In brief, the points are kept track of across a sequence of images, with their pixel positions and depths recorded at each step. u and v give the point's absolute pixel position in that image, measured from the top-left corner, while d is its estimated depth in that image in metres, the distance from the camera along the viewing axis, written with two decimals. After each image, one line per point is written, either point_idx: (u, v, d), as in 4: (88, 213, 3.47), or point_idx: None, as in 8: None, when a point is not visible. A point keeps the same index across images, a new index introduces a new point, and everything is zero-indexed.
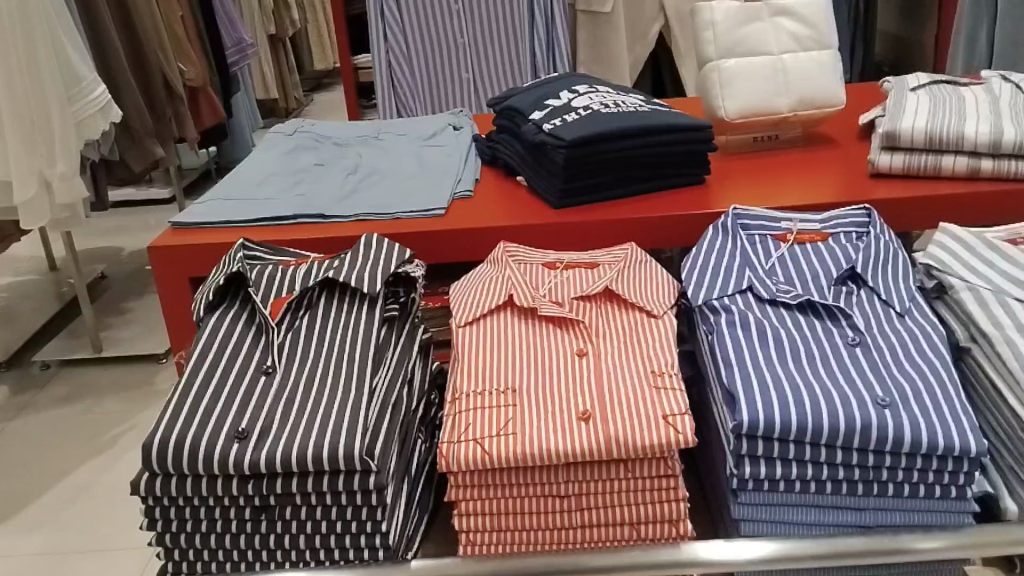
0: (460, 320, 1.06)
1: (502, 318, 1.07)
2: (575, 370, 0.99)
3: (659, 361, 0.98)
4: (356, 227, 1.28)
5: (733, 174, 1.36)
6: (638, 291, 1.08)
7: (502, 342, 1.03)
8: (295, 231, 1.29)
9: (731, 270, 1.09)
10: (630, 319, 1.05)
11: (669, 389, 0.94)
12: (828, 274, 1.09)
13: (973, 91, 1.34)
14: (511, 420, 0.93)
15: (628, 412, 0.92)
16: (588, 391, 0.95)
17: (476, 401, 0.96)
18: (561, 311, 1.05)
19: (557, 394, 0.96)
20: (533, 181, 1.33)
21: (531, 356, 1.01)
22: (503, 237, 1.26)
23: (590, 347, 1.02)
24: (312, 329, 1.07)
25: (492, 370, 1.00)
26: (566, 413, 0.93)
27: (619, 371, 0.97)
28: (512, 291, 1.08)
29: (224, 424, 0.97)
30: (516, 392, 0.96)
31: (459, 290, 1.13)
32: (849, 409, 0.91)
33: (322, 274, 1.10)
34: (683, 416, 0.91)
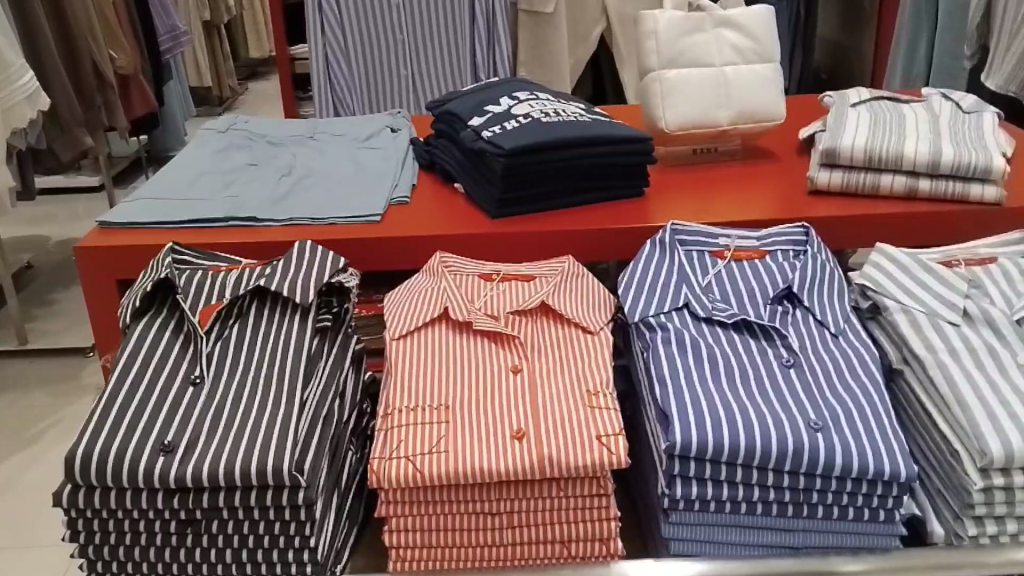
0: (393, 333, 1.04)
1: (436, 331, 1.06)
2: (509, 386, 0.97)
3: (593, 379, 0.97)
4: (289, 233, 1.26)
5: (671, 186, 1.36)
6: (573, 305, 1.07)
7: (436, 357, 1.02)
8: (226, 234, 1.27)
9: (667, 286, 1.09)
10: (565, 335, 1.04)
11: (603, 408, 0.93)
12: (762, 294, 1.10)
13: (913, 108, 1.35)
14: (443, 437, 0.92)
15: (561, 432, 0.91)
16: (522, 409, 0.94)
17: (408, 418, 0.94)
18: (495, 326, 1.04)
19: (490, 410, 0.95)
20: (471, 188, 1.32)
21: (465, 371, 1.00)
22: (440, 245, 1.24)
23: (524, 363, 1.01)
24: (243, 339, 1.05)
25: (426, 385, 0.98)
26: (500, 430, 0.92)
27: (554, 388, 0.96)
28: (448, 303, 1.07)
29: (149, 437, 0.94)
30: (449, 408, 0.95)
31: (394, 300, 1.11)
32: (782, 432, 0.90)
33: (253, 283, 1.08)
34: (616, 436, 0.90)
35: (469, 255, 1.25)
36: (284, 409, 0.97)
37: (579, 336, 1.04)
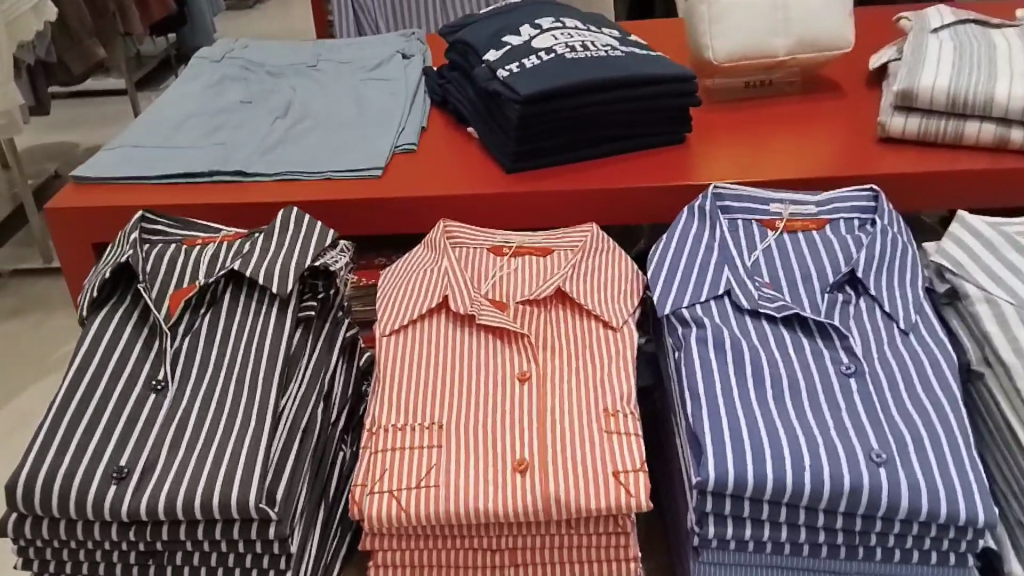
0: (383, 329, 0.89)
1: (435, 323, 0.90)
2: (514, 401, 0.83)
3: (612, 393, 0.82)
4: (278, 190, 1.10)
5: (717, 129, 1.20)
6: (593, 295, 0.92)
7: (432, 359, 0.87)
8: (207, 192, 1.10)
9: (706, 267, 0.95)
10: (582, 332, 0.89)
11: (622, 434, 0.79)
12: (822, 278, 0.95)
13: (1003, 35, 1.16)
14: (435, 465, 0.78)
15: (571, 464, 0.77)
16: (528, 432, 0.80)
17: (397, 440, 0.80)
18: (502, 320, 0.88)
19: (491, 433, 0.80)
20: (486, 135, 1.15)
21: (464, 379, 0.86)
22: (447, 206, 1.09)
23: (533, 368, 0.86)
24: (216, 330, 0.88)
25: (419, 397, 0.84)
26: (501, 460, 0.78)
27: (565, 405, 0.82)
28: (449, 291, 0.91)
29: (101, 456, 0.79)
30: (443, 428, 0.81)
31: (387, 284, 0.96)
32: (835, 465, 0.78)
33: (225, 266, 0.90)
34: (636, 473, 0.76)
35: (481, 217, 1.09)
36: (267, 423, 0.81)
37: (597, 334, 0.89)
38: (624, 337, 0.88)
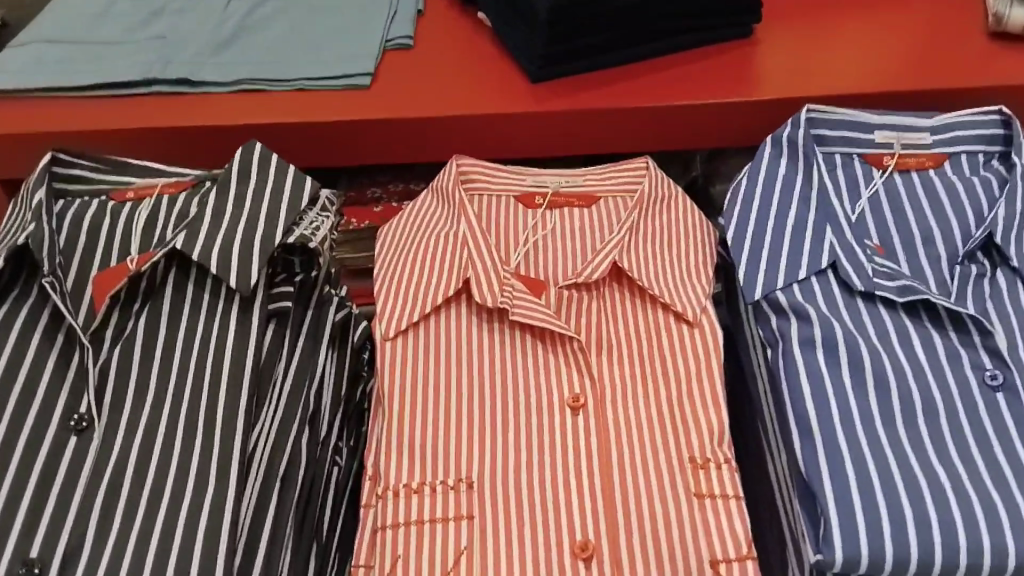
0: (383, 331, 0.67)
1: (452, 319, 0.69)
2: (567, 441, 0.63)
3: (699, 431, 0.62)
4: (235, 109, 0.85)
5: (793, 15, 0.95)
6: (659, 274, 0.70)
7: (453, 377, 0.66)
8: (143, 110, 0.86)
9: (802, 227, 0.72)
10: (649, 326, 0.68)
11: (716, 499, 0.59)
12: (950, 242, 0.72)
13: None
14: (467, 548, 0.58)
15: (652, 552, 0.58)
16: (592, 494, 0.60)
17: (414, 506, 0.59)
18: (545, 316, 0.66)
19: (541, 495, 0.60)
20: (502, 27, 0.90)
21: (498, 405, 0.65)
22: (457, 129, 0.85)
23: (588, 388, 0.65)
24: (157, 334, 0.69)
25: (440, 437, 0.63)
26: (555, 541, 0.58)
27: (636, 451, 0.61)
28: (470, 273, 0.68)
29: (5, 544, 0.59)
30: (476, 487, 0.60)
31: (383, 254, 0.73)
32: (998, 531, 0.57)
33: (165, 247, 0.68)
34: (740, 562, 0.56)
35: (500, 143, 0.87)
36: (231, 484, 0.62)
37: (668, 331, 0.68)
38: (703, 331, 0.66)
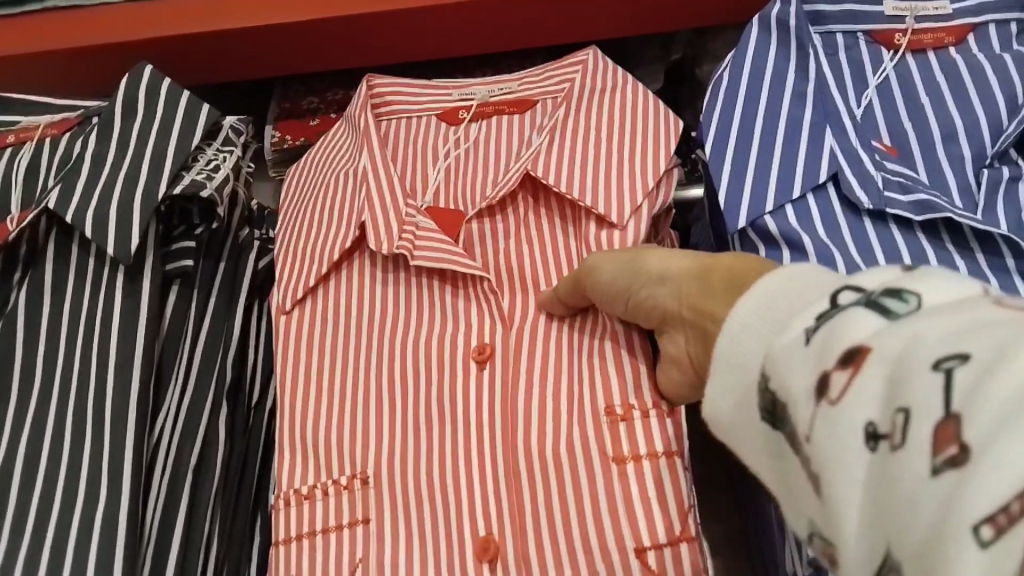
0: (280, 304, 0.58)
1: (356, 277, 0.59)
2: (474, 399, 0.52)
3: (617, 375, 0.51)
4: (129, 21, 0.72)
5: None
6: (575, 171, 0.58)
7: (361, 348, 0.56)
8: (26, 31, 0.72)
9: (796, 130, 0.60)
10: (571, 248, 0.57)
11: (640, 462, 0.48)
12: (976, 139, 0.61)
13: None
14: (362, 561, 0.50)
15: (568, 539, 0.47)
16: (501, 473, 0.50)
17: (309, 516, 0.52)
18: (450, 254, 0.55)
19: (453, 487, 0.51)
20: None
21: (395, 368, 0.55)
22: (390, 27, 0.72)
23: (499, 338, 0.54)
24: (41, 317, 0.59)
25: (338, 422, 0.54)
26: (461, 528, 0.50)
27: (558, 403, 0.51)
28: (366, 217, 0.58)
29: None
30: (374, 484, 0.52)
31: (288, 209, 0.64)
32: None
33: (38, 208, 0.59)
34: (671, 547, 0.46)
35: (447, 37, 0.73)
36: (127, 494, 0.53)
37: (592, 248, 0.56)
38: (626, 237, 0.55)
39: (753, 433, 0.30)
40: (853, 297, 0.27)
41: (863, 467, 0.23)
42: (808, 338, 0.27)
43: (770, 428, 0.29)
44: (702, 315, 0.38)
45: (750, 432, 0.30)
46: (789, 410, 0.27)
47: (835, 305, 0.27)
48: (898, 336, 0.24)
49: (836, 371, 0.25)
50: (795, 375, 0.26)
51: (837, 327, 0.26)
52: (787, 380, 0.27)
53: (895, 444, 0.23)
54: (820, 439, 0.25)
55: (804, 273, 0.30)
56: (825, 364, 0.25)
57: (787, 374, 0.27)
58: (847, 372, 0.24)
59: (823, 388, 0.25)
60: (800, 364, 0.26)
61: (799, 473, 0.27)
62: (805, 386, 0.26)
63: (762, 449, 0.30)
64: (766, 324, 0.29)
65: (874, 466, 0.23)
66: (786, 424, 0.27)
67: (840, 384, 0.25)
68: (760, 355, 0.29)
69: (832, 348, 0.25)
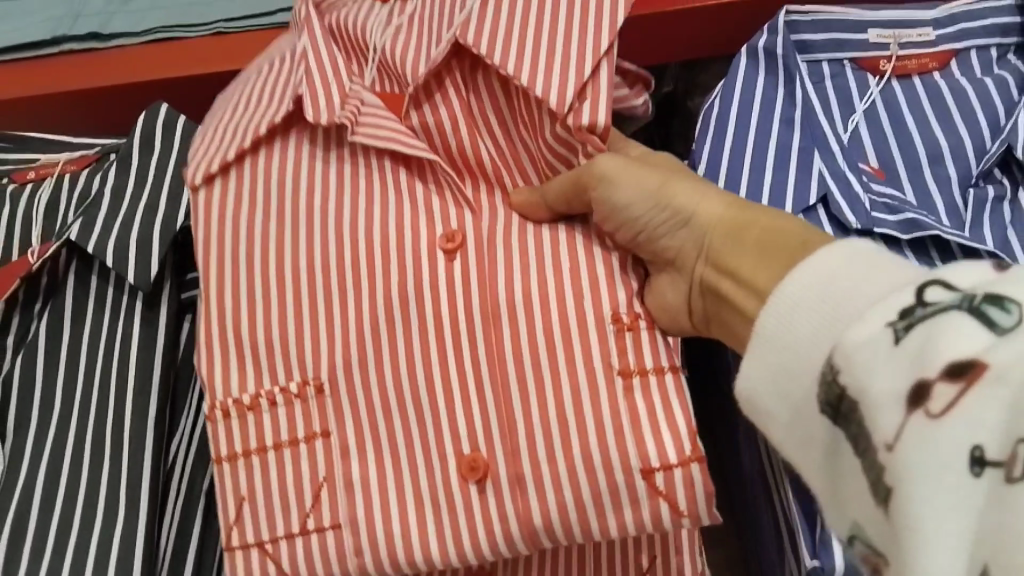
0: (190, 177, 0.53)
1: (274, 156, 0.53)
2: (435, 292, 0.47)
3: (603, 259, 0.47)
4: (138, 62, 0.74)
5: None
6: (515, 40, 0.49)
7: (283, 249, 0.50)
8: (40, 78, 0.74)
9: (785, 154, 0.62)
10: (531, 130, 0.50)
11: (647, 376, 0.45)
12: (960, 159, 0.63)
13: None
14: (327, 480, 0.47)
15: (562, 442, 0.44)
16: (479, 379, 0.46)
17: (254, 428, 0.49)
18: (394, 132, 0.50)
19: (426, 381, 0.47)
20: None
21: (332, 210, 0.50)
22: None
23: (468, 224, 0.49)
24: (61, 341, 0.60)
25: (274, 326, 0.49)
26: (439, 457, 0.46)
27: (530, 284, 0.46)
28: (302, 89, 0.52)
29: None
30: (332, 395, 0.48)
31: (221, 102, 0.58)
32: None
33: (59, 240, 0.61)
34: (682, 469, 0.43)
35: None
36: (143, 513, 0.55)
37: (563, 140, 0.49)
38: (580, 117, 0.47)
39: (805, 430, 0.32)
40: (945, 296, 0.28)
41: (965, 492, 0.26)
42: (898, 338, 0.28)
43: (832, 423, 0.30)
44: (719, 258, 0.45)
45: (797, 427, 0.32)
46: (868, 413, 0.28)
47: (924, 307, 0.28)
48: (1020, 358, 0.25)
49: (941, 383, 0.26)
50: (883, 375, 0.28)
51: (937, 334, 0.27)
52: (870, 380, 0.28)
53: (1013, 475, 0.25)
54: (912, 449, 0.27)
55: (855, 260, 0.33)
56: (926, 372, 0.27)
57: (870, 374, 0.28)
58: (957, 387, 0.26)
59: (923, 397, 0.27)
60: (888, 365, 0.28)
61: (860, 477, 0.29)
62: (897, 391, 0.27)
63: (813, 452, 0.32)
64: (818, 322, 0.31)
65: (982, 494, 0.26)
66: (857, 423, 0.29)
67: (946, 399, 0.26)
68: (828, 346, 0.31)
69: (933, 358, 0.27)
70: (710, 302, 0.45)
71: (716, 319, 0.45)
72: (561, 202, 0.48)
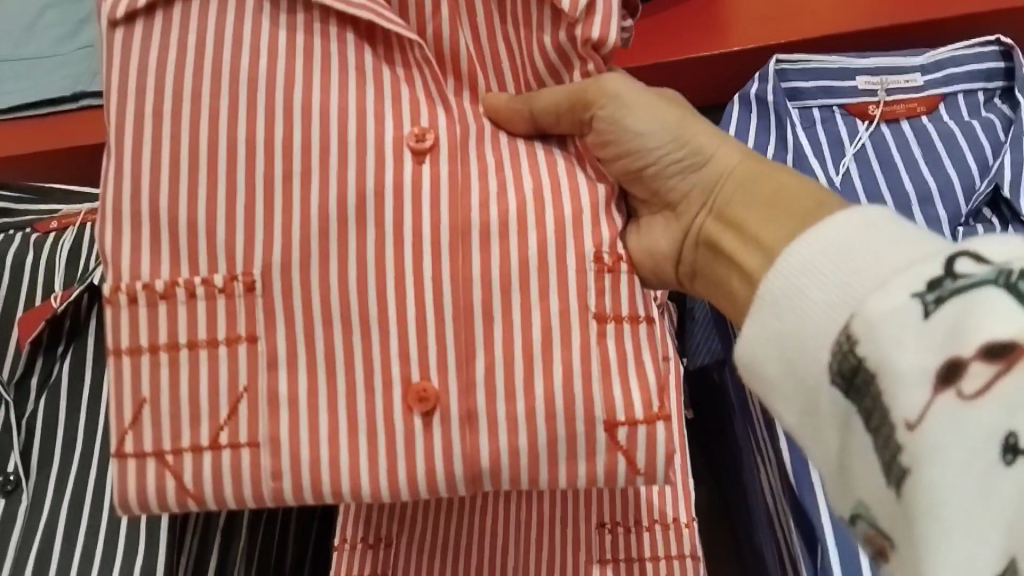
0: (109, 11, 0.39)
1: (195, 7, 0.40)
2: (397, 198, 0.39)
3: (589, 188, 0.40)
4: None
5: None
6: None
7: (203, 138, 0.39)
8: (53, 131, 0.74)
9: None
10: (522, 43, 0.42)
11: (622, 324, 0.39)
12: (949, 198, 0.66)
13: None
14: (248, 390, 0.39)
15: (527, 388, 0.38)
16: (442, 303, 0.39)
17: (147, 322, 0.39)
18: (371, 5, 0.40)
19: (378, 302, 0.39)
20: None
21: (255, 71, 0.39)
22: None
23: (441, 124, 0.41)
24: (84, 384, 0.62)
25: (199, 190, 0.39)
26: (382, 381, 0.39)
27: (507, 199, 0.39)
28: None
29: None
30: (265, 293, 0.39)
31: None
32: None
33: (82, 285, 0.62)
34: (648, 426, 0.38)
35: None
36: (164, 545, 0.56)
37: (562, 51, 0.42)
38: (589, 31, 0.40)
39: (812, 403, 0.30)
40: (977, 268, 0.26)
41: (996, 483, 0.24)
42: (927, 313, 0.26)
43: (841, 395, 0.28)
44: (729, 201, 0.41)
45: (807, 401, 0.30)
46: (886, 389, 0.26)
47: (954, 277, 0.26)
48: None
49: (976, 362, 0.24)
50: (908, 350, 0.26)
51: (972, 310, 0.25)
52: (892, 353, 0.26)
53: None
54: (940, 430, 0.25)
55: (871, 218, 0.31)
56: (960, 350, 0.25)
57: (893, 346, 0.26)
58: (994, 368, 0.24)
59: (955, 376, 0.25)
60: (915, 339, 0.26)
61: (871, 457, 0.27)
62: (925, 368, 0.25)
63: (824, 433, 0.30)
64: (845, 270, 0.29)
65: (1016, 484, 0.24)
66: (874, 397, 0.27)
67: (981, 380, 0.24)
68: (845, 313, 0.29)
69: (969, 335, 0.24)
70: (703, 255, 0.42)
71: (704, 275, 0.42)
72: (550, 120, 0.41)
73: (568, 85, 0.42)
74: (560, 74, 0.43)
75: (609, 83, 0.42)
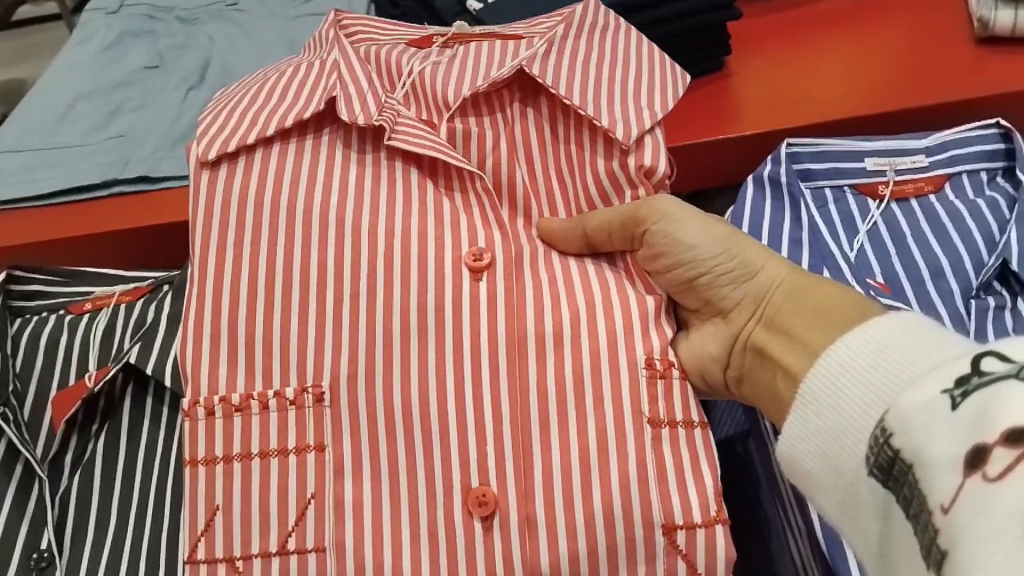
0: (201, 153, 0.52)
1: (287, 152, 0.53)
2: (458, 314, 0.48)
3: (639, 303, 0.49)
4: (173, 194, 0.76)
5: (761, 18, 0.86)
6: (583, 79, 0.55)
7: (297, 251, 0.50)
8: (88, 213, 0.75)
9: None
10: (576, 173, 0.55)
11: (675, 427, 0.47)
12: (960, 275, 0.68)
13: None
14: (315, 497, 0.47)
15: (583, 493, 0.46)
16: (501, 406, 0.47)
17: (239, 430, 0.48)
18: (435, 145, 0.52)
19: (441, 412, 0.47)
20: None
21: (330, 208, 0.51)
22: None
23: (496, 244, 0.50)
24: (118, 459, 0.61)
25: (292, 320, 0.49)
26: (444, 488, 0.47)
27: (561, 310, 0.49)
28: (338, 92, 0.53)
29: None
30: (331, 405, 0.48)
31: (212, 107, 0.55)
32: None
33: (118, 364, 0.62)
34: (706, 529, 0.45)
35: None
36: None
37: (615, 178, 0.54)
38: (642, 157, 0.53)
39: (854, 494, 0.33)
40: (1000, 366, 0.28)
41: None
42: (955, 404, 0.29)
43: (879, 485, 0.32)
44: (773, 310, 0.48)
45: (847, 494, 0.34)
46: (923, 478, 0.29)
47: (980, 374, 0.28)
48: None
49: (998, 448, 0.26)
50: (939, 441, 0.28)
51: (993, 401, 0.27)
52: (927, 444, 0.29)
53: None
54: (967, 511, 0.26)
55: (910, 324, 0.35)
56: (985, 437, 0.27)
57: (928, 437, 0.29)
58: (1015, 454, 0.26)
59: (981, 461, 0.27)
60: (945, 429, 0.28)
61: (910, 538, 0.30)
62: (954, 456, 0.28)
63: (865, 522, 0.33)
64: (879, 380, 0.34)
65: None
66: (912, 485, 0.30)
67: (1003, 464, 0.26)
68: (882, 408, 0.33)
69: (992, 424, 0.27)
70: (749, 361, 0.49)
71: (751, 378, 0.49)
72: (604, 237, 0.51)
73: (621, 207, 0.52)
74: (609, 198, 0.55)
75: (659, 205, 0.51)
